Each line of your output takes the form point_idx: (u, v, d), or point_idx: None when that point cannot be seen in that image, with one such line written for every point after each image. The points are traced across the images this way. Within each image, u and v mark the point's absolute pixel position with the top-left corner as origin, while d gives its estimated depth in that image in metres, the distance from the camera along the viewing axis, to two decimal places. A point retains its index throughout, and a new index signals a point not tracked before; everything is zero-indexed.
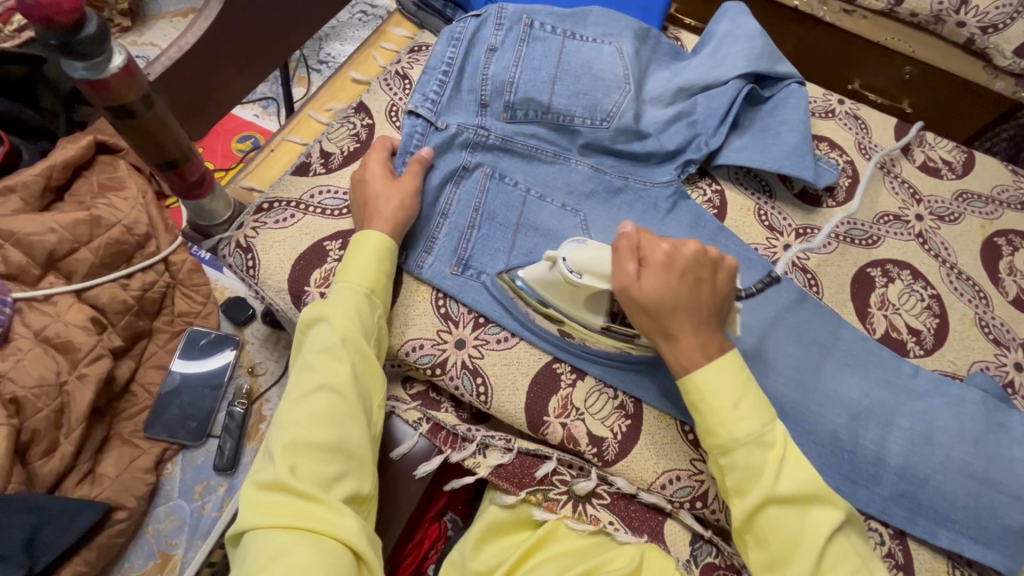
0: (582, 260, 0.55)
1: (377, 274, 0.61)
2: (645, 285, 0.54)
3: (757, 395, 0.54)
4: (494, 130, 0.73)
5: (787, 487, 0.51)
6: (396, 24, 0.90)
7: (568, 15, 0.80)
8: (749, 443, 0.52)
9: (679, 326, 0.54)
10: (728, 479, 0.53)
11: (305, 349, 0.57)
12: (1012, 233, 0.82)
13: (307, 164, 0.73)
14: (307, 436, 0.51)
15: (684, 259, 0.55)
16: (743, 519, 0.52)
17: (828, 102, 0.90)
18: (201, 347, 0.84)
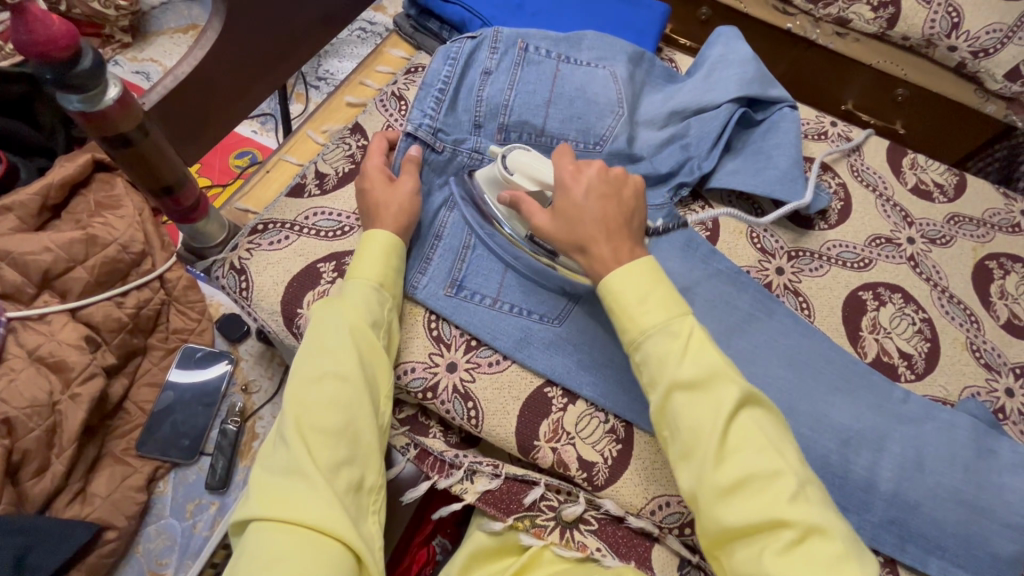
0: (517, 162, 0.65)
1: (384, 265, 0.61)
2: (565, 195, 0.59)
3: (665, 294, 0.54)
4: (489, 151, 0.74)
5: (691, 370, 0.50)
6: (393, 45, 0.91)
7: (563, 39, 0.81)
8: (659, 331, 0.52)
9: (590, 233, 0.57)
10: (642, 373, 0.53)
11: (310, 337, 0.57)
12: (1003, 257, 0.83)
13: (302, 185, 0.74)
14: (314, 420, 0.51)
15: (591, 176, 0.60)
16: (659, 411, 0.52)
17: (820, 124, 0.91)
18: (198, 359, 0.85)
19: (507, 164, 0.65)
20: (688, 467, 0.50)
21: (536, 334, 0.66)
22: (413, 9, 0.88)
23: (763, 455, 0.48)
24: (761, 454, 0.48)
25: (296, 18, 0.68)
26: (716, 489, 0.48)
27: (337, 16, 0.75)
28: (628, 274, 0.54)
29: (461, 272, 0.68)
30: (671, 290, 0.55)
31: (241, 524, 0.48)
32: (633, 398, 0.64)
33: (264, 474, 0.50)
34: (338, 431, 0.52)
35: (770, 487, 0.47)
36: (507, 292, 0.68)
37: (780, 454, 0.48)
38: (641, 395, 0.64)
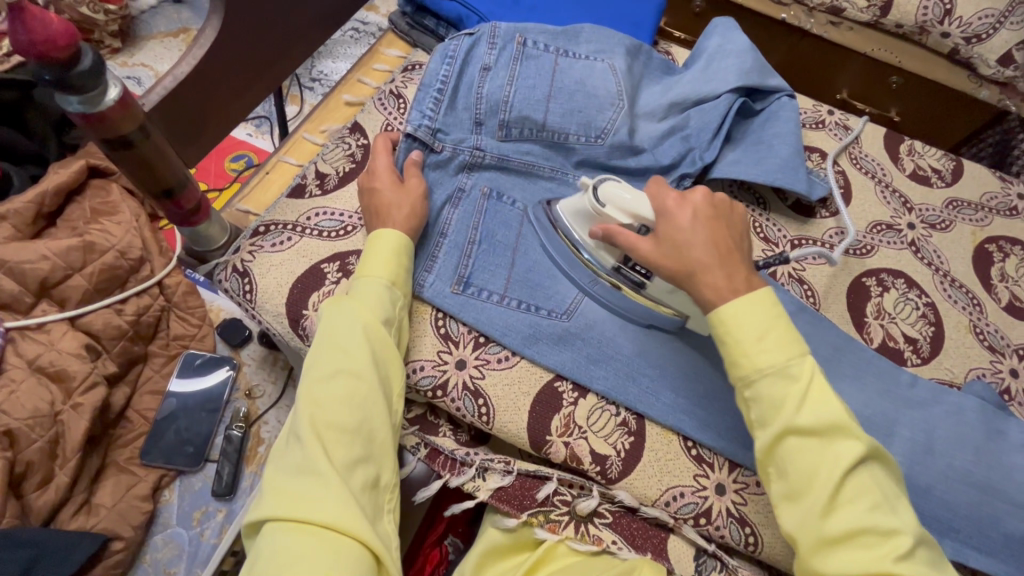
0: (609, 194, 0.61)
1: (394, 263, 0.61)
2: (672, 218, 0.57)
3: (786, 333, 0.52)
4: (489, 149, 0.74)
5: (811, 418, 0.48)
6: (388, 44, 0.90)
7: (560, 33, 0.81)
8: (774, 373, 0.50)
9: (700, 261, 0.54)
10: (751, 412, 0.52)
11: (321, 335, 0.56)
12: (1002, 240, 0.83)
13: (302, 185, 0.73)
14: (330, 419, 0.51)
15: (697, 202, 0.57)
16: (765, 450, 0.51)
17: (818, 112, 0.91)
18: (198, 365, 0.84)
19: (599, 196, 0.62)
20: (792, 509, 0.49)
21: (545, 329, 0.65)
22: (408, 6, 0.87)
23: (877, 512, 0.47)
24: (876, 509, 0.47)
25: (294, 16, 0.67)
26: (821, 537, 0.47)
27: (333, 16, 0.74)
28: (743, 311, 0.52)
29: (467, 269, 0.68)
30: (792, 332, 0.52)
31: (257, 524, 0.47)
32: (643, 390, 0.64)
33: (278, 475, 0.49)
34: (353, 430, 0.51)
35: (881, 543, 0.46)
36: (514, 288, 0.68)
37: (895, 513, 0.47)
38: (652, 387, 0.64)
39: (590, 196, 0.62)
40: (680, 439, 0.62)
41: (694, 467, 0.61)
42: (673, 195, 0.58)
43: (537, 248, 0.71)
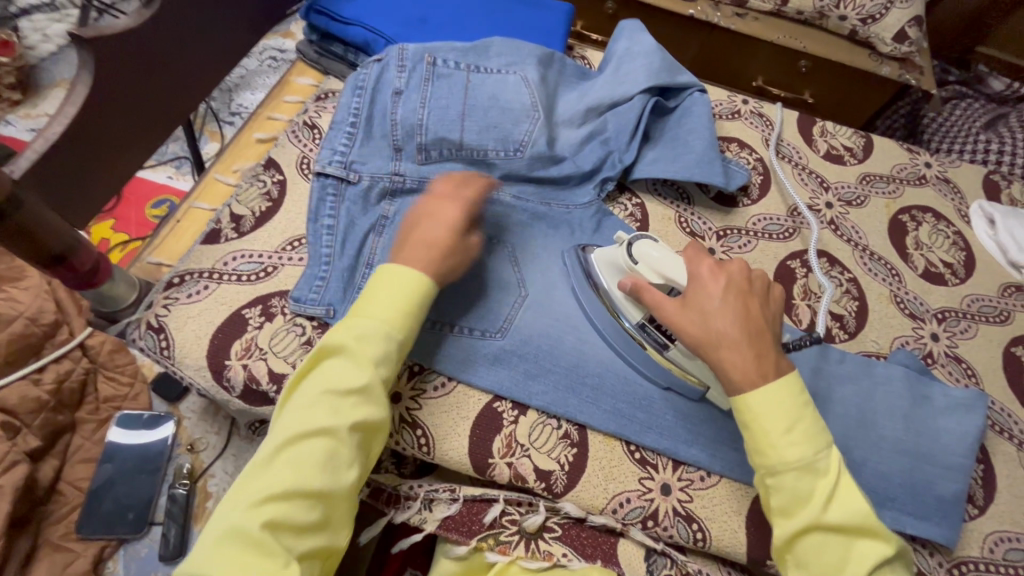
0: (643, 252, 0.61)
1: (399, 314, 0.57)
2: (700, 292, 0.57)
3: (811, 422, 0.52)
4: (409, 174, 0.74)
5: (838, 515, 0.50)
6: (300, 73, 0.88)
7: (470, 49, 0.81)
8: (800, 467, 0.51)
9: (731, 337, 0.54)
10: (772, 499, 0.52)
11: (309, 383, 0.54)
12: (914, 210, 0.87)
13: (217, 230, 0.70)
14: (293, 483, 0.49)
15: (733, 273, 0.58)
16: (786, 540, 0.51)
17: (733, 103, 0.94)
18: (145, 421, 0.81)
19: (632, 252, 0.62)
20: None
21: (478, 350, 0.65)
22: (315, 34, 0.86)
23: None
24: None
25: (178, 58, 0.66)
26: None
27: (220, 59, 0.74)
28: (772, 396, 0.52)
29: None
30: (817, 420, 0.53)
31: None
32: (583, 400, 0.64)
33: (222, 528, 0.48)
34: (314, 497, 0.50)
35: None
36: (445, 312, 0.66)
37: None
38: (591, 397, 0.64)
39: (625, 252, 0.63)
40: (623, 444, 0.63)
41: (638, 470, 0.62)
42: (706, 268, 0.58)
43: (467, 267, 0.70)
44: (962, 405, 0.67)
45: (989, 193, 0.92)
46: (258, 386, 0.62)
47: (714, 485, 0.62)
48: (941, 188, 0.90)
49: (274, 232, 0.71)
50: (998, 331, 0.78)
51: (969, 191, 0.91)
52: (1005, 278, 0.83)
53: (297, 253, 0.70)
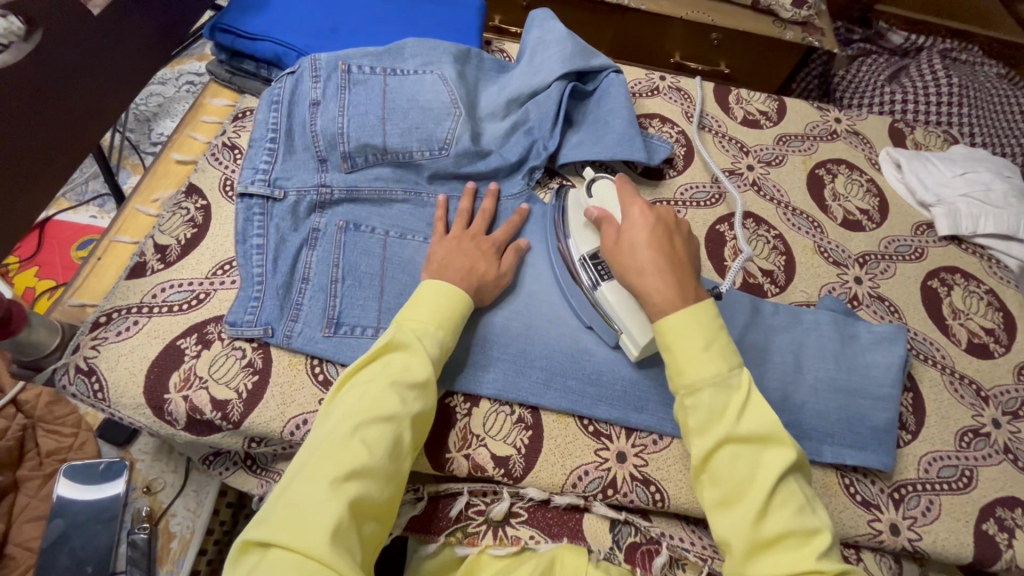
0: (600, 190, 0.67)
1: (448, 315, 0.60)
2: (630, 235, 0.60)
3: (724, 343, 0.55)
4: (336, 183, 0.73)
5: (750, 427, 0.52)
6: (214, 94, 0.87)
7: (384, 53, 0.81)
8: (714, 384, 0.52)
9: (655, 266, 0.57)
10: (692, 419, 0.53)
11: (376, 371, 0.55)
12: (829, 163, 0.92)
13: (142, 263, 0.68)
14: (367, 466, 0.50)
15: (661, 214, 0.62)
16: (701, 457, 0.52)
17: (651, 81, 0.97)
18: (103, 470, 0.77)
19: (590, 189, 0.68)
20: (724, 513, 0.51)
21: None
22: (223, 54, 0.83)
23: (803, 514, 0.50)
24: (801, 513, 0.50)
25: (68, 91, 0.64)
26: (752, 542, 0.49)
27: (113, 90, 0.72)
28: (688, 315, 0.54)
29: (335, 309, 0.66)
30: (728, 339, 0.55)
31: (267, 544, 0.45)
32: (535, 383, 0.65)
33: (290, 505, 0.47)
34: (380, 482, 0.51)
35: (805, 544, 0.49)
36: (387, 318, 0.67)
37: (815, 514, 0.51)
38: (543, 380, 0.65)
39: (585, 188, 0.69)
40: (576, 420, 0.64)
41: (594, 442, 0.64)
42: (637, 209, 0.62)
43: (405, 270, 0.71)
44: (884, 339, 0.71)
45: (894, 140, 0.98)
46: (202, 415, 0.61)
47: (667, 447, 0.64)
48: (851, 141, 0.96)
49: (203, 258, 0.69)
50: (914, 267, 0.83)
51: (877, 141, 0.97)
52: (917, 217, 0.88)
53: (228, 276, 0.68)
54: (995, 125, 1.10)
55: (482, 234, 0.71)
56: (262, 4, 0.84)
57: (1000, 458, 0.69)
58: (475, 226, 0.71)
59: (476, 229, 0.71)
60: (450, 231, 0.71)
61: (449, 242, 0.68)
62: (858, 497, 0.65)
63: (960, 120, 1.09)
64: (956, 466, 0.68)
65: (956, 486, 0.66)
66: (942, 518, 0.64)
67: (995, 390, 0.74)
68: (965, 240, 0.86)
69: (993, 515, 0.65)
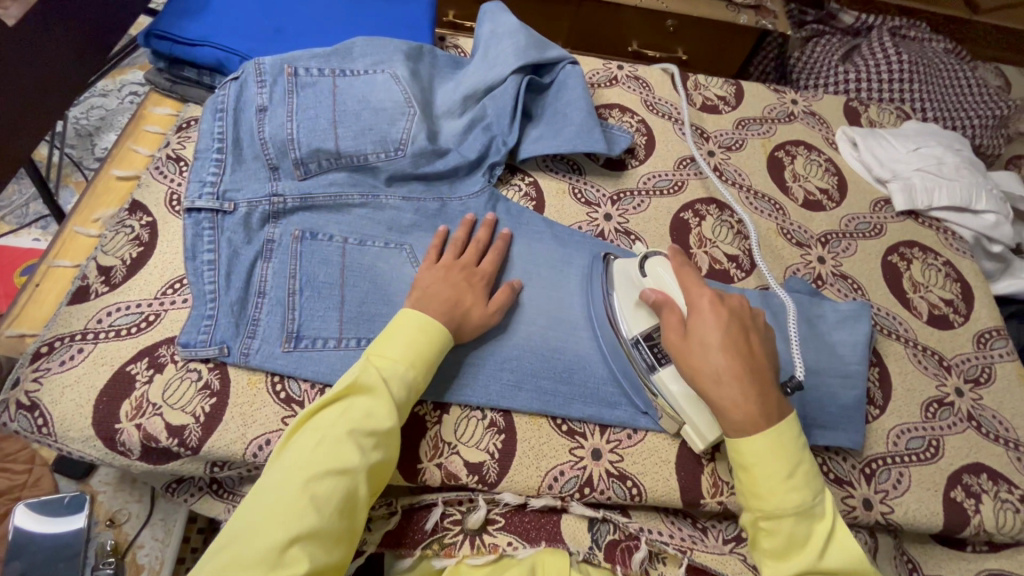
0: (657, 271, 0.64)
1: (418, 355, 0.58)
2: (701, 332, 0.58)
3: (808, 469, 0.55)
4: (289, 192, 0.70)
5: (834, 561, 0.53)
6: (155, 103, 0.83)
7: (332, 53, 0.78)
8: (797, 514, 0.53)
9: (732, 374, 0.56)
10: (767, 541, 0.55)
11: (336, 416, 0.54)
12: (788, 145, 0.93)
13: (84, 286, 0.65)
14: (315, 526, 0.49)
15: (732, 308, 0.60)
16: (773, 568, 0.54)
17: (609, 71, 0.96)
18: (67, 504, 0.74)
19: (643, 268, 0.66)
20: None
21: None
22: (161, 61, 0.80)
23: None
24: None
25: None
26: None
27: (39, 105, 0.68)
28: (772, 438, 0.55)
29: (295, 322, 0.64)
30: (812, 463, 0.56)
31: None
32: (505, 385, 0.64)
33: (227, 565, 0.46)
34: (329, 541, 0.50)
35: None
36: (350, 328, 0.65)
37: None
38: (514, 382, 0.64)
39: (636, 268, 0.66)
40: (549, 419, 0.64)
41: (568, 441, 0.63)
42: (707, 301, 0.60)
43: (366, 277, 0.69)
44: (849, 317, 0.72)
45: (850, 119, 0.99)
46: (157, 443, 0.58)
47: (642, 440, 0.64)
48: (808, 121, 0.97)
49: (150, 278, 0.66)
50: (875, 244, 0.84)
51: (833, 121, 0.98)
52: (874, 194, 0.89)
53: (178, 295, 0.65)
54: (945, 100, 1.13)
55: (473, 264, 0.68)
56: (199, 7, 0.80)
57: (964, 426, 0.71)
58: (467, 256, 0.68)
59: (468, 257, 0.68)
60: (442, 259, 0.67)
61: (437, 273, 0.65)
62: (832, 475, 0.65)
63: (911, 97, 1.11)
64: (923, 437, 0.69)
65: (924, 457, 0.68)
66: (912, 490, 0.66)
67: (956, 359, 0.76)
68: (922, 214, 0.88)
69: (961, 483, 0.67)
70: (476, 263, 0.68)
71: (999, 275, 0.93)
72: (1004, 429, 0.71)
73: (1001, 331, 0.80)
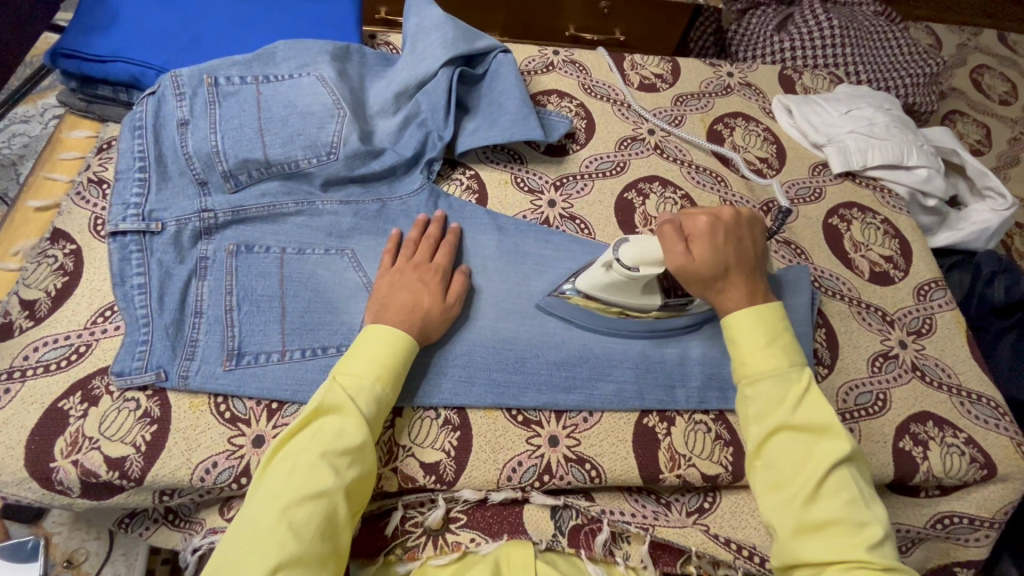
0: (632, 255, 0.59)
1: (385, 366, 0.57)
2: (699, 241, 0.61)
3: (786, 341, 0.58)
4: (219, 206, 0.68)
5: (806, 417, 0.54)
6: (71, 126, 0.80)
7: (253, 60, 0.76)
8: (774, 375, 0.56)
9: (730, 279, 0.61)
10: (750, 408, 0.56)
11: (307, 440, 0.53)
12: (726, 117, 0.93)
13: (7, 323, 0.62)
14: (297, 553, 0.48)
15: (727, 220, 0.62)
16: (757, 443, 0.55)
17: (545, 57, 0.95)
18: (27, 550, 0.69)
19: (625, 262, 0.59)
20: (777, 497, 0.52)
21: None
22: (72, 82, 0.76)
23: (853, 505, 0.50)
24: (853, 504, 0.50)
25: None
26: (801, 522, 0.50)
27: None
28: (758, 314, 0.59)
29: (234, 339, 0.62)
30: (792, 338, 0.59)
31: None
32: (456, 382, 0.63)
33: None
34: (314, 566, 0.48)
35: (853, 533, 0.49)
36: (293, 339, 0.64)
37: (868, 508, 0.51)
38: (466, 377, 0.64)
39: (618, 267, 0.60)
40: (504, 412, 0.63)
41: (525, 432, 0.63)
42: (703, 218, 0.62)
43: (307, 286, 0.67)
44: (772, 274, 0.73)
45: (785, 87, 1.01)
46: (97, 478, 0.56)
47: (598, 422, 0.64)
48: (745, 93, 0.97)
49: (78, 307, 0.63)
50: (815, 208, 0.86)
51: (769, 90, 0.99)
52: (812, 158, 0.91)
53: (110, 323, 0.63)
54: (877, 61, 1.15)
55: (427, 261, 0.66)
56: (108, 21, 0.77)
57: (909, 376, 0.73)
58: (420, 254, 0.67)
59: (421, 255, 0.67)
60: (395, 262, 0.66)
61: (393, 276, 0.64)
62: None
63: (844, 61, 1.14)
64: (871, 391, 0.71)
65: (873, 411, 0.70)
66: (863, 443, 0.67)
67: (899, 313, 0.78)
68: (858, 174, 0.90)
69: (908, 432, 0.69)
70: (429, 260, 0.67)
71: (937, 228, 0.96)
72: (947, 376, 0.74)
73: (939, 282, 0.82)
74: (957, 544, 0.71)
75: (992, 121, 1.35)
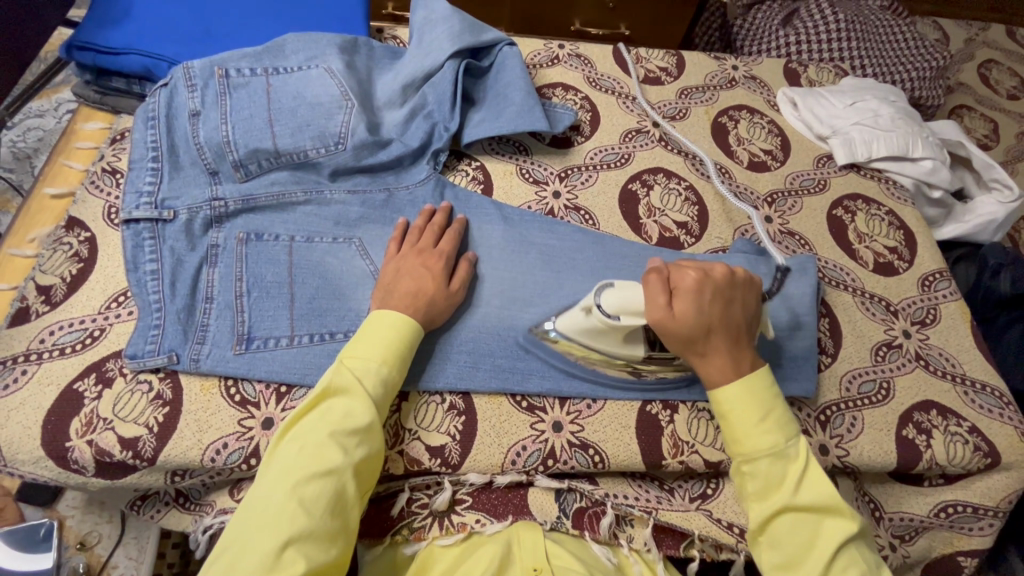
0: (614, 304, 0.57)
1: (393, 348, 0.58)
2: (685, 302, 0.58)
3: (780, 415, 0.56)
4: (230, 196, 0.69)
5: (809, 497, 0.53)
6: (86, 118, 0.81)
7: (263, 53, 0.77)
8: (771, 454, 0.54)
9: (715, 344, 0.58)
10: (749, 485, 0.55)
11: (315, 421, 0.54)
12: (731, 110, 0.94)
13: (25, 307, 0.63)
14: (307, 528, 0.49)
15: (716, 279, 0.60)
16: (759, 523, 0.54)
17: (550, 50, 0.96)
18: (42, 536, 0.71)
19: (607, 310, 0.57)
20: None
21: None
22: (87, 74, 0.78)
23: None
24: None
25: None
26: None
27: None
28: (745, 386, 0.57)
29: (245, 324, 0.63)
30: (785, 408, 0.57)
31: None
32: (462, 366, 0.64)
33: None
34: (325, 541, 0.50)
35: None
36: (301, 325, 0.65)
37: None
38: (472, 362, 0.65)
39: (598, 312, 0.58)
40: (509, 397, 0.64)
41: (530, 417, 0.64)
42: (691, 276, 0.59)
43: (315, 273, 0.68)
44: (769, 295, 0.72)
45: (790, 80, 1.01)
46: (111, 457, 0.57)
47: (601, 409, 0.65)
48: (749, 86, 0.98)
49: (93, 293, 0.65)
50: (819, 199, 0.86)
51: (773, 83, 0.99)
52: (816, 151, 0.91)
53: (124, 308, 0.64)
54: (882, 55, 1.15)
55: (431, 248, 0.67)
56: (120, 15, 0.79)
57: (912, 365, 0.73)
58: (425, 240, 0.68)
59: (425, 241, 0.68)
60: (401, 249, 0.67)
61: (399, 261, 0.66)
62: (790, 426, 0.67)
63: (849, 55, 1.14)
64: (874, 380, 0.71)
65: (876, 399, 0.70)
66: (866, 432, 0.68)
67: (903, 303, 0.78)
68: (863, 166, 0.90)
69: (912, 420, 0.69)
70: (433, 246, 0.68)
71: (943, 221, 0.96)
72: (950, 365, 0.74)
73: (944, 273, 0.82)
74: (960, 533, 0.71)
75: (1000, 116, 1.35)
